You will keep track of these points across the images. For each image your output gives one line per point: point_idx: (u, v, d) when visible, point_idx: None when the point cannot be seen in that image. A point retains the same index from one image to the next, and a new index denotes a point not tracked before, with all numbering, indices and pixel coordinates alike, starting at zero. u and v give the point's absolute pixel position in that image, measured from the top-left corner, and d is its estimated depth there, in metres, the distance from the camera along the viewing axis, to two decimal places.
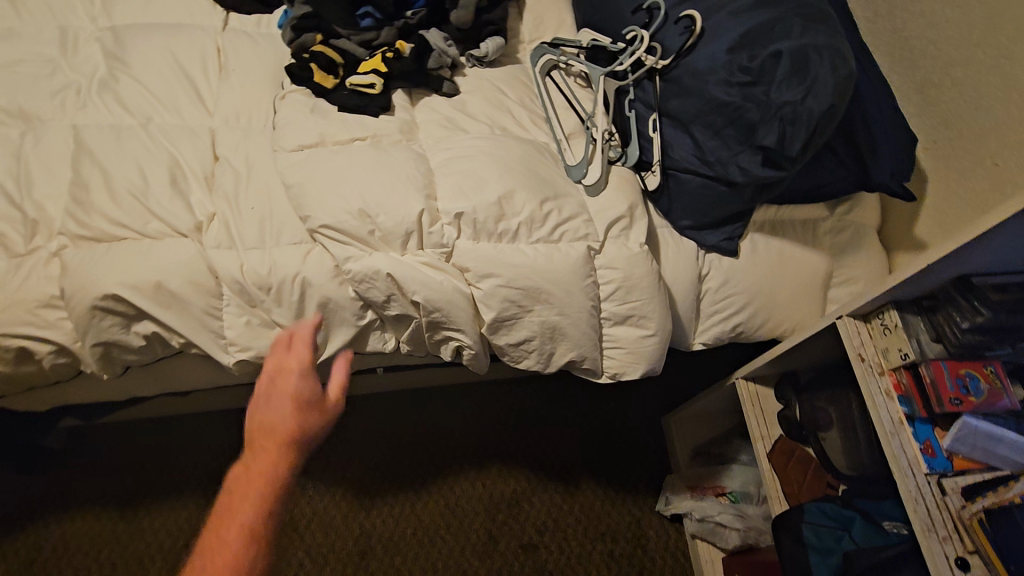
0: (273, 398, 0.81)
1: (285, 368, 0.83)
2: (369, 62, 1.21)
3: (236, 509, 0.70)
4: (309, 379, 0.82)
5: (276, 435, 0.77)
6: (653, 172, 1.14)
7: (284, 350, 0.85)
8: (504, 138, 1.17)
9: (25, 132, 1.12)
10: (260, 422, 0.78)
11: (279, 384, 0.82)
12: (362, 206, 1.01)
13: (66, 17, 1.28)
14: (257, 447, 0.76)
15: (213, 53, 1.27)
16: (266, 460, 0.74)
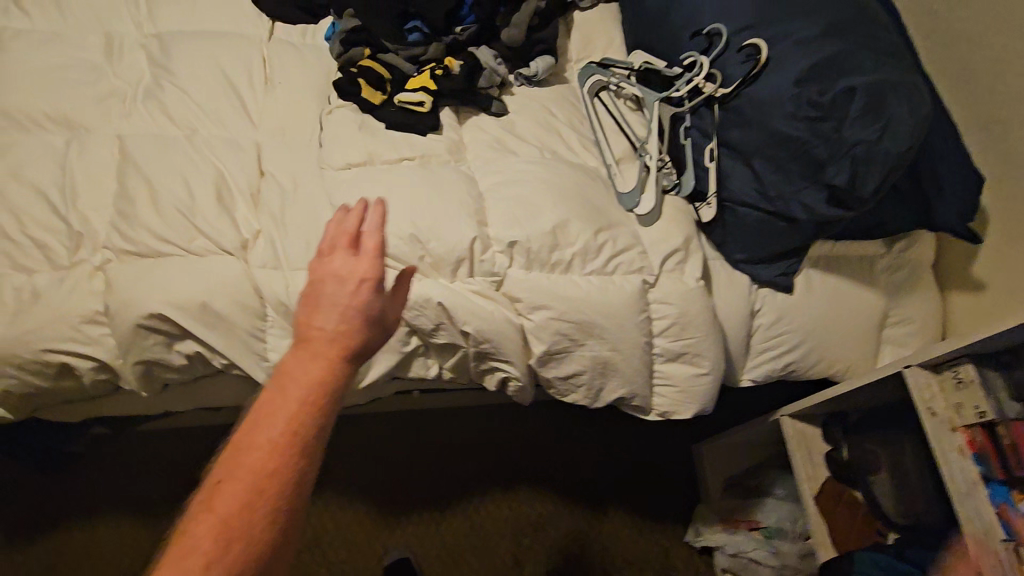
0: (331, 304, 0.75)
1: (350, 275, 0.78)
2: (419, 77, 1.19)
3: (288, 406, 0.68)
4: (374, 295, 0.77)
5: (334, 348, 0.73)
6: (709, 204, 1.10)
7: (353, 259, 0.78)
8: (555, 162, 1.14)
9: (70, 141, 1.11)
10: (316, 326, 0.74)
11: (339, 297, 0.76)
12: (413, 230, 0.98)
13: (110, 21, 1.26)
14: (311, 355, 0.73)
15: (259, 63, 1.24)
16: (321, 365, 0.72)
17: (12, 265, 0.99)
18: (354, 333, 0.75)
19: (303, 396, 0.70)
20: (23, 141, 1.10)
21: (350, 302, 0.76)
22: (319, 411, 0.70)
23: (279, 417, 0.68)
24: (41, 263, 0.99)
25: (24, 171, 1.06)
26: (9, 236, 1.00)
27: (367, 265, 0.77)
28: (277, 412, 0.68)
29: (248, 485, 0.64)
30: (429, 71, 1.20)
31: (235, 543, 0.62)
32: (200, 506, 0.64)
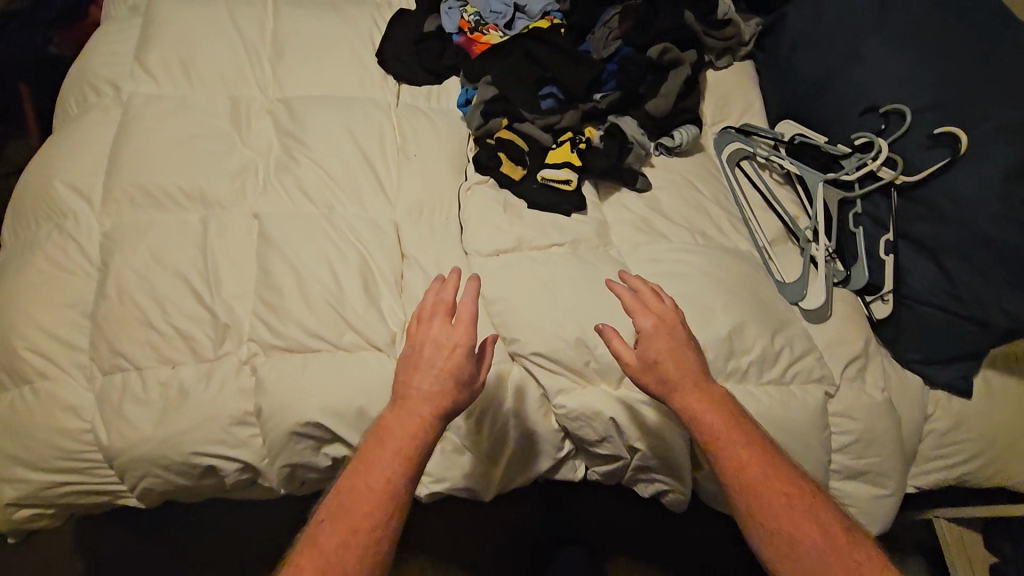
0: (427, 367, 0.81)
1: (447, 343, 0.82)
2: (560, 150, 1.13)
3: (381, 455, 0.76)
4: (464, 362, 0.81)
5: (427, 406, 0.79)
6: (884, 300, 1.02)
7: (450, 327, 0.83)
8: (710, 249, 1.06)
9: (207, 219, 1.07)
10: (413, 386, 0.80)
11: (434, 362, 0.81)
12: (579, 334, 0.92)
13: (237, 86, 1.23)
14: (407, 413, 0.79)
15: (390, 132, 1.19)
16: (413, 422, 0.78)
17: (158, 357, 0.95)
18: (445, 396, 0.79)
19: (398, 449, 0.77)
20: (160, 220, 1.07)
21: (442, 368, 0.80)
22: (411, 465, 0.77)
23: (379, 463, 0.76)
24: (187, 356, 0.95)
25: (164, 253, 1.02)
26: (153, 326, 0.97)
27: (459, 330, 0.82)
28: (372, 458, 0.76)
29: (345, 524, 0.72)
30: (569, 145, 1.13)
31: (337, 567, 0.70)
32: (314, 528, 0.73)
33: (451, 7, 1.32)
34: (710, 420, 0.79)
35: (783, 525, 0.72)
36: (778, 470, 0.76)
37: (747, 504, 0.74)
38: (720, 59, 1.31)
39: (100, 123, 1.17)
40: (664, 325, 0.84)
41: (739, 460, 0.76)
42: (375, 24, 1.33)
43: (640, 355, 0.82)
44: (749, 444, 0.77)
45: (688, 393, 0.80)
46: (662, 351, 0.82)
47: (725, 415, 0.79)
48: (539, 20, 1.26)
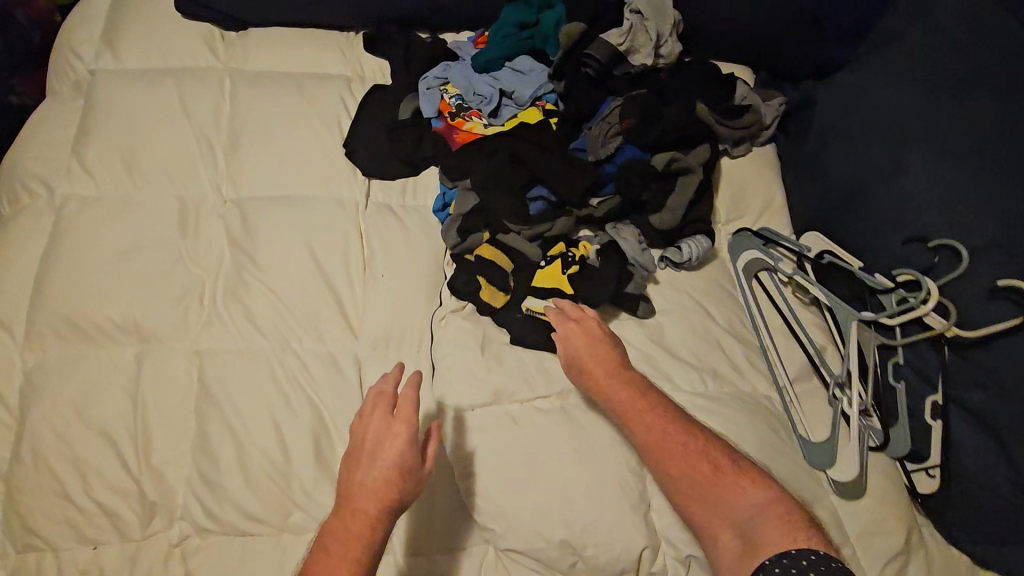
0: (370, 460, 0.77)
1: (388, 434, 0.78)
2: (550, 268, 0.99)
3: (333, 560, 0.71)
4: (407, 450, 0.77)
5: (371, 502, 0.74)
6: (931, 473, 0.85)
7: (390, 419, 0.79)
8: (720, 404, 0.92)
9: (141, 358, 0.94)
10: (357, 482, 0.76)
11: (375, 450, 0.77)
12: (566, 535, 0.79)
13: (186, 185, 1.09)
14: (352, 511, 0.75)
15: (356, 243, 1.04)
16: (360, 518, 0.74)
17: (78, 536, 0.83)
18: (391, 486, 0.75)
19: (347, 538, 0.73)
20: (87, 359, 0.93)
21: (387, 461, 0.76)
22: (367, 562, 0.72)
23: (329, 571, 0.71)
24: (110, 537, 0.83)
25: (90, 405, 0.89)
26: (73, 501, 0.84)
27: (398, 421, 0.78)
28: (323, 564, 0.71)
29: None
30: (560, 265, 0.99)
31: None
32: None
33: (430, 86, 1.16)
34: (626, 411, 0.83)
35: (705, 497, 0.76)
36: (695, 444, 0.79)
37: (673, 482, 0.78)
38: (736, 147, 1.12)
39: (28, 233, 1.03)
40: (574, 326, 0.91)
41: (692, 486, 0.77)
42: (344, 106, 1.17)
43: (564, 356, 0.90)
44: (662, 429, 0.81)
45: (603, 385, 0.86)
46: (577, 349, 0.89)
47: (642, 400, 0.84)
48: (528, 107, 1.11)
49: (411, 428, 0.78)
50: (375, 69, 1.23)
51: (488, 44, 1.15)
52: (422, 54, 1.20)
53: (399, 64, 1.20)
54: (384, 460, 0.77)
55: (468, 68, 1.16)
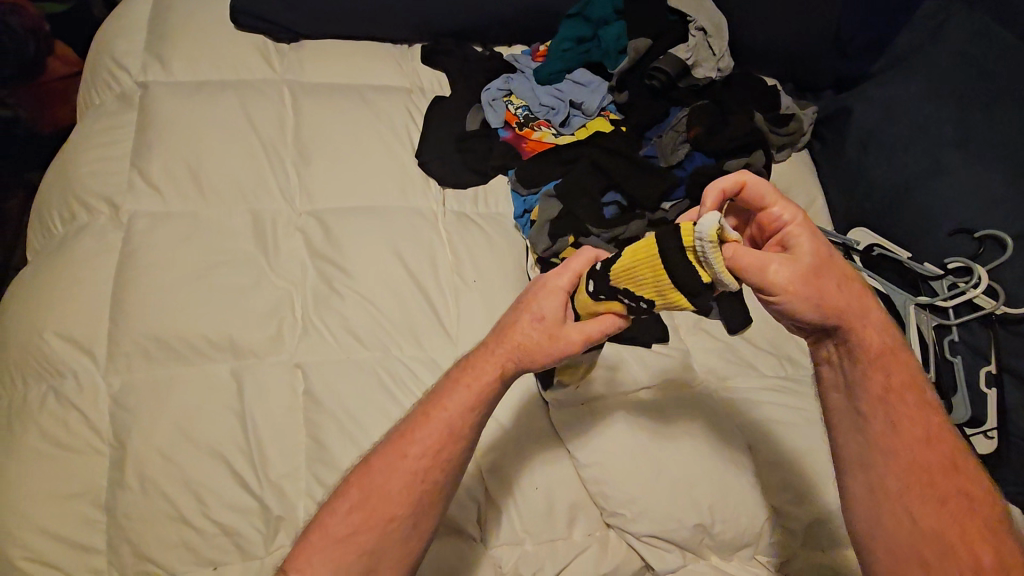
0: (525, 307, 0.70)
1: (548, 285, 0.69)
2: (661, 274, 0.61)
3: (451, 396, 0.69)
4: (558, 296, 0.68)
5: (506, 350, 0.69)
6: (988, 436, 0.96)
7: (560, 272, 0.70)
8: (804, 386, 1.00)
9: (239, 374, 0.91)
10: (509, 330, 0.69)
11: (527, 300, 0.70)
12: (699, 518, 0.84)
13: (258, 197, 1.06)
14: (494, 349, 0.70)
15: (441, 249, 1.06)
16: (494, 363, 0.69)
17: (197, 559, 0.80)
18: (531, 340, 0.67)
19: (469, 384, 0.69)
20: (182, 378, 0.90)
21: (534, 313, 0.68)
22: (475, 409, 0.69)
23: (444, 409, 0.69)
24: (233, 556, 0.81)
25: (194, 425, 0.86)
26: (190, 522, 0.82)
27: (565, 272, 0.69)
28: (443, 396, 0.70)
29: (391, 471, 0.68)
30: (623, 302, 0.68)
31: (365, 507, 0.67)
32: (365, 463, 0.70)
33: (495, 97, 1.20)
34: (879, 387, 0.66)
35: (937, 517, 0.62)
36: (957, 470, 0.64)
37: (923, 480, 0.64)
38: (778, 151, 1.21)
39: (95, 251, 0.98)
40: (828, 243, 0.65)
41: (930, 483, 0.63)
42: (410, 117, 1.19)
43: (806, 274, 0.63)
44: (925, 428, 0.65)
45: (860, 335, 0.66)
46: (829, 278, 0.64)
47: (892, 378, 0.66)
48: (596, 117, 1.17)
49: (569, 285, 0.69)
50: (432, 80, 1.25)
51: (548, 57, 1.20)
52: (481, 67, 1.24)
53: (460, 75, 1.23)
54: (541, 306, 0.68)
55: (531, 79, 1.21)
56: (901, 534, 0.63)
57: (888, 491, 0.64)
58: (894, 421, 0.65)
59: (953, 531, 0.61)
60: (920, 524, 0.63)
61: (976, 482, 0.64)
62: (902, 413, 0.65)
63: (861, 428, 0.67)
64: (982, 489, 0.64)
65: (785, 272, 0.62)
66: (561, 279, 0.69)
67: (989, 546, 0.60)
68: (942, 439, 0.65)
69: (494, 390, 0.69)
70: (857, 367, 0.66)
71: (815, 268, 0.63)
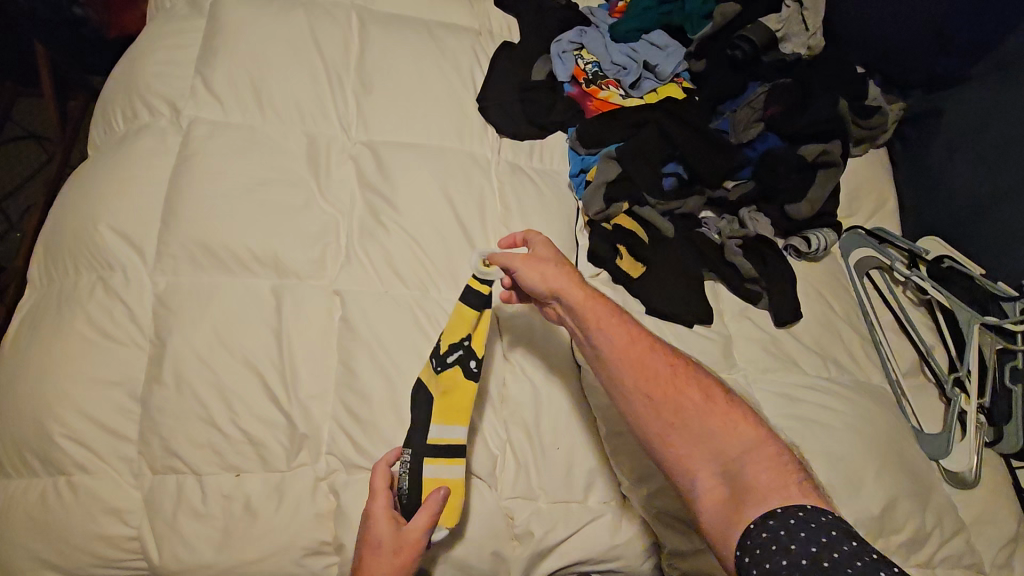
0: (361, 559, 0.72)
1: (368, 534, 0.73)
2: (455, 329, 0.81)
3: None
4: (385, 528, 0.73)
5: None
6: None
7: (370, 523, 0.73)
8: (847, 389, 0.95)
9: (278, 291, 0.91)
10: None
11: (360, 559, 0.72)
12: None
13: (316, 121, 1.06)
14: None
15: (491, 198, 1.04)
16: None
17: (218, 464, 0.81)
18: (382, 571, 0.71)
19: None
20: (223, 287, 0.90)
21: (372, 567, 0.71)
22: None
23: None
24: (255, 466, 0.82)
25: (230, 333, 0.86)
26: (215, 426, 0.82)
27: (376, 512, 0.74)
28: None
29: None
30: (462, 364, 0.80)
31: None
32: None
33: (565, 49, 1.15)
34: (590, 313, 0.75)
35: (665, 399, 0.70)
36: (657, 350, 0.74)
37: (637, 376, 0.71)
38: (856, 146, 1.17)
39: (154, 151, 0.98)
40: (537, 249, 0.82)
41: (647, 372, 0.72)
42: (476, 59, 1.15)
43: (529, 266, 0.78)
44: (620, 330, 0.74)
45: (559, 288, 0.77)
46: (535, 262, 0.79)
47: (580, 295, 0.76)
48: (669, 82, 1.12)
49: (387, 522, 0.73)
50: (503, 26, 1.22)
51: (628, 14, 1.16)
52: (555, 16, 1.19)
53: (533, 23, 1.19)
54: (377, 542, 0.72)
55: (605, 36, 1.16)
56: (649, 419, 0.70)
57: (627, 401, 0.71)
58: (601, 336, 0.74)
59: (675, 399, 0.70)
60: (654, 408, 0.70)
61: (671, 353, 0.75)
62: (612, 325, 0.74)
63: (593, 353, 0.75)
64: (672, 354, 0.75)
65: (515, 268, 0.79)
66: (377, 519, 0.73)
67: (697, 400, 0.70)
68: (640, 335, 0.75)
69: None
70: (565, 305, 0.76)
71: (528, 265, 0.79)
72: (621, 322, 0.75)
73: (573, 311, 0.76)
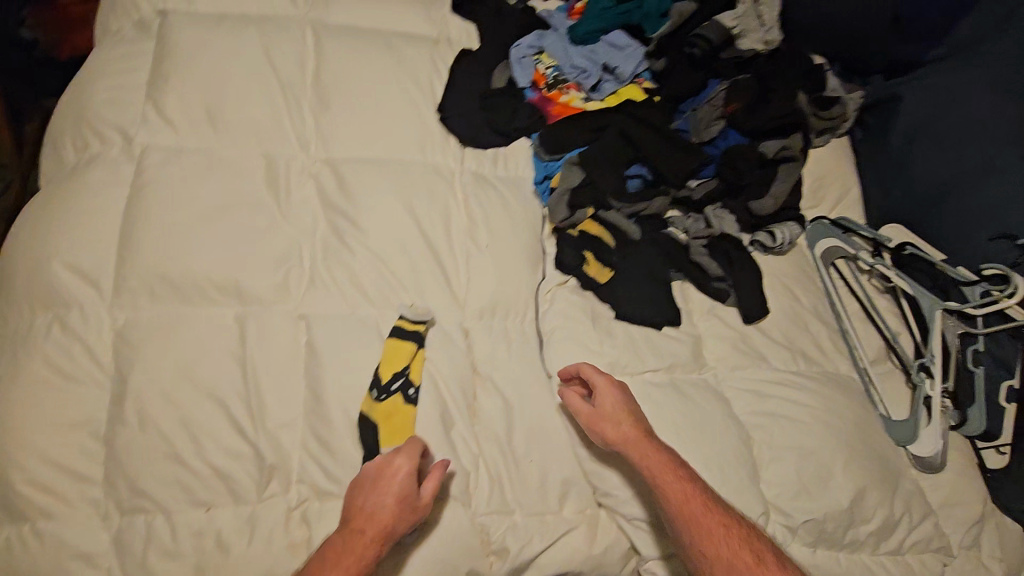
0: (373, 502, 0.75)
1: (386, 476, 0.77)
2: (393, 359, 0.88)
3: None
4: (403, 481, 0.76)
5: (369, 540, 0.72)
6: (999, 450, 0.94)
7: (392, 467, 0.77)
8: (816, 382, 0.97)
9: (243, 320, 0.90)
10: (360, 520, 0.74)
11: (352, 523, 0.74)
12: None
13: (273, 141, 1.04)
14: (345, 542, 0.72)
15: (456, 211, 1.03)
16: (351, 558, 0.71)
17: (190, 498, 0.81)
18: (393, 519, 0.74)
19: None
20: (186, 319, 0.89)
21: (386, 505, 0.75)
22: None
23: None
24: (226, 499, 0.81)
25: (194, 366, 0.85)
26: (184, 462, 0.81)
27: (398, 458, 0.78)
28: None
29: None
30: (402, 391, 0.86)
31: None
32: None
33: (524, 54, 1.14)
34: (653, 466, 0.79)
35: (716, 556, 0.72)
36: (711, 510, 0.76)
37: (688, 524, 0.74)
38: (818, 136, 1.16)
39: (106, 182, 0.96)
40: (603, 385, 0.86)
41: (704, 530, 0.73)
42: (434, 68, 1.14)
43: (592, 419, 0.84)
44: (677, 488, 0.77)
45: (617, 436, 0.82)
46: (600, 405, 0.84)
47: (644, 445, 0.80)
48: (629, 84, 1.11)
49: (412, 466, 0.77)
50: (460, 31, 1.20)
51: (586, 15, 1.14)
52: (512, 20, 1.18)
53: (490, 28, 1.17)
54: (395, 491, 0.75)
55: (564, 38, 1.14)
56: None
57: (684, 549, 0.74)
58: (659, 489, 0.77)
59: (728, 560, 0.71)
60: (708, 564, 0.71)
61: (725, 512, 0.76)
62: (671, 483, 0.77)
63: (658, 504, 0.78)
64: (731, 517, 0.76)
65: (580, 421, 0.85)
66: (397, 464, 0.77)
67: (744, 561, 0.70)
68: (694, 493, 0.77)
69: None
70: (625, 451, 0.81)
71: (594, 410, 0.84)
72: (679, 476, 0.78)
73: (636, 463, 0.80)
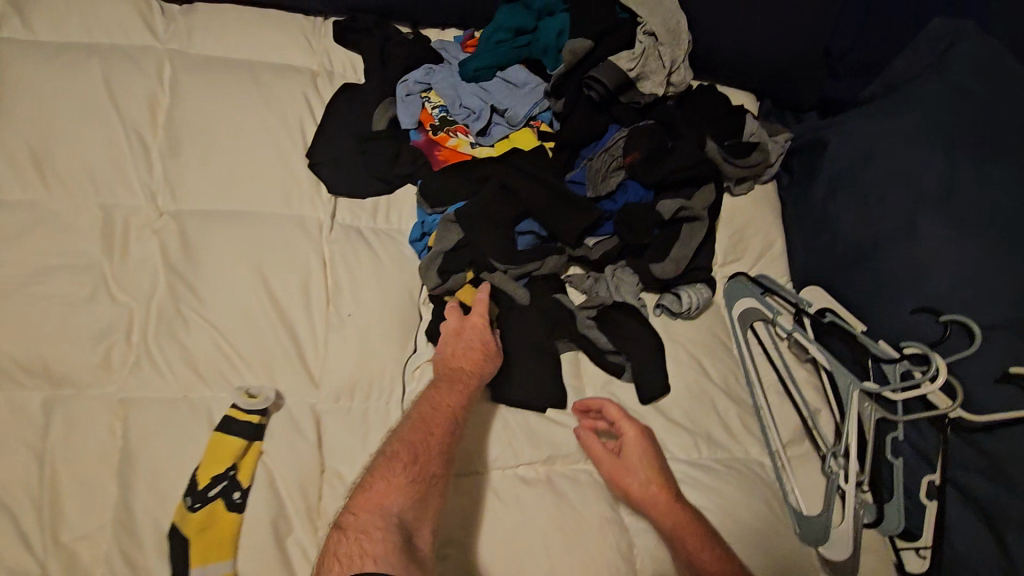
0: (460, 344, 0.83)
1: (464, 325, 0.85)
2: (214, 459, 0.76)
3: (421, 438, 0.72)
4: (483, 325, 0.85)
5: (466, 372, 0.80)
6: (921, 556, 0.82)
7: (471, 318, 0.85)
8: (715, 475, 0.86)
9: (51, 408, 0.77)
10: (451, 360, 0.81)
11: (449, 362, 0.81)
12: None
13: (112, 191, 0.91)
14: (445, 385, 0.78)
15: (318, 273, 0.91)
16: (453, 394, 0.77)
17: None
18: (480, 356, 0.82)
19: (434, 427, 0.74)
20: None
21: (474, 342, 0.83)
22: (450, 434, 0.74)
23: (416, 447, 0.71)
24: None
25: None
26: None
27: (473, 313, 0.86)
28: (408, 442, 0.71)
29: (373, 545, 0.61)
30: (224, 496, 0.75)
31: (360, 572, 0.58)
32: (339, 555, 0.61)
33: (410, 91, 1.02)
34: (685, 540, 0.76)
35: None
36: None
37: None
38: (738, 184, 1.05)
39: None
40: (635, 435, 0.83)
41: None
42: (309, 108, 1.02)
43: (618, 473, 0.81)
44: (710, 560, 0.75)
45: (646, 494, 0.79)
46: (627, 456, 0.82)
47: (677, 510, 0.78)
48: (521, 127, 1.00)
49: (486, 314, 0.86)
50: (344, 65, 1.08)
51: (479, 48, 1.02)
52: (400, 53, 1.06)
53: (374, 61, 1.05)
54: (480, 330, 0.84)
55: (455, 75, 1.03)
56: None
57: None
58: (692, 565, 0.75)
59: None
60: None
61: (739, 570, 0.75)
62: (706, 561, 0.75)
63: None
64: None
65: (606, 473, 0.82)
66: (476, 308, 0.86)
67: None
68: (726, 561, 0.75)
69: (455, 418, 0.76)
70: (653, 516, 0.78)
71: (620, 463, 0.81)
72: (714, 553, 0.75)
73: (666, 534, 0.77)
